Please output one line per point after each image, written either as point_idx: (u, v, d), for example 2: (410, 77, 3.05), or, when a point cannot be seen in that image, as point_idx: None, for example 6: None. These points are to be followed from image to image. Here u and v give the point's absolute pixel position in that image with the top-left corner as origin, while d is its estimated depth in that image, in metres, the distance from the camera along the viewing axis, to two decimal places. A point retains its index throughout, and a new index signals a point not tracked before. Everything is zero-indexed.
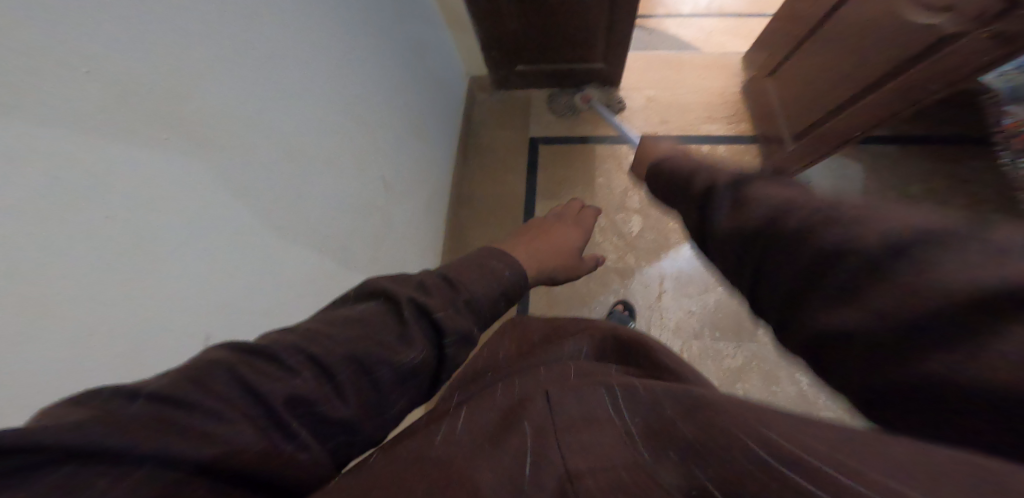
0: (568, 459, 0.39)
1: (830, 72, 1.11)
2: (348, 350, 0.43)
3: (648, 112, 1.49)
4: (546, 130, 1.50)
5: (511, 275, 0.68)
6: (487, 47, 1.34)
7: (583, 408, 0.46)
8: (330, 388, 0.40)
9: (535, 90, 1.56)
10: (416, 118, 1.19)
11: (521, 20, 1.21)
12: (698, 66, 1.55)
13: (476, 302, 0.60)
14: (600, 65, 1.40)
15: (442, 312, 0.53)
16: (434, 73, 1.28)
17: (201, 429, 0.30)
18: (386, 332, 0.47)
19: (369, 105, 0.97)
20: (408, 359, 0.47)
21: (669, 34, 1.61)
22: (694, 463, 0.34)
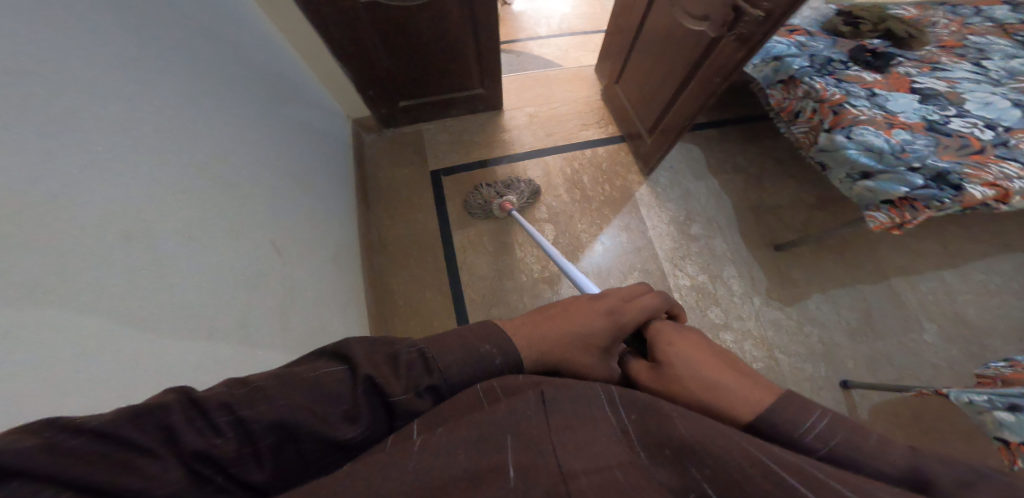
0: (564, 465, 0.37)
1: (654, 78, 1.32)
2: (280, 417, 0.41)
3: (533, 126, 1.61)
4: (443, 161, 1.53)
5: (500, 362, 0.53)
6: (364, 86, 1.34)
7: (578, 406, 0.46)
8: (247, 451, 0.39)
9: (426, 123, 1.61)
10: (301, 166, 1.12)
11: (393, 59, 1.25)
12: (564, 80, 1.72)
13: (448, 385, 0.50)
14: (479, 90, 1.49)
15: (400, 395, 0.47)
16: (311, 117, 1.23)
17: (107, 468, 0.32)
18: (337, 396, 0.45)
19: (243, 152, 0.88)
20: (345, 432, 0.44)
21: (534, 54, 1.81)
22: (687, 464, 0.39)
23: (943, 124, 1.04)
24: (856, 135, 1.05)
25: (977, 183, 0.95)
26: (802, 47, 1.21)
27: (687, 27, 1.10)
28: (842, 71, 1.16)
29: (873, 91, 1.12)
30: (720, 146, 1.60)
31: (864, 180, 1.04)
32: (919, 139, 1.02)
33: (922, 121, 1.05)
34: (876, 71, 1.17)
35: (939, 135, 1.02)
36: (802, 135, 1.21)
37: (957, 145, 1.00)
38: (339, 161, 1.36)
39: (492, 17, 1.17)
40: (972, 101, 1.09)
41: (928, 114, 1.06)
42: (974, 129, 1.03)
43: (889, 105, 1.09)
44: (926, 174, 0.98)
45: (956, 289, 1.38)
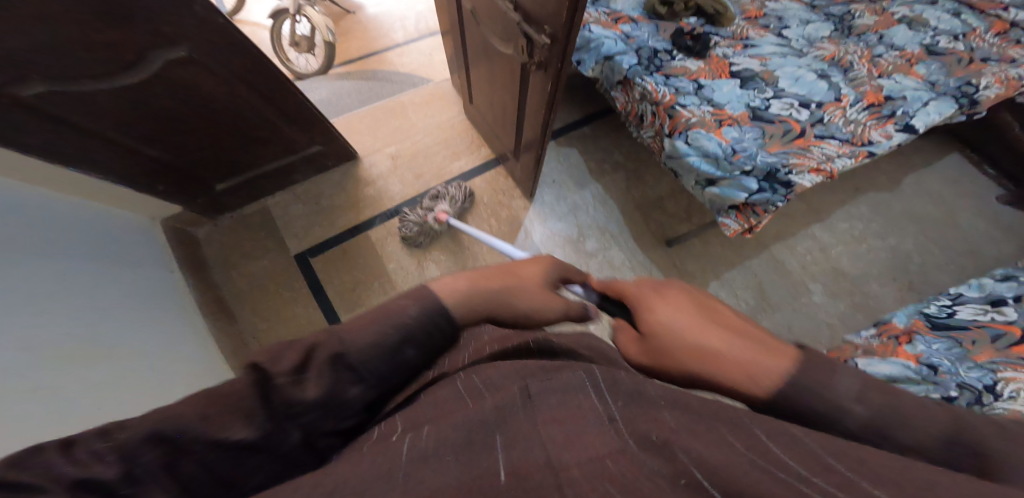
0: (553, 456, 0.26)
1: (495, 107, 0.96)
2: (163, 425, 0.28)
3: (399, 169, 1.22)
4: (307, 238, 1.12)
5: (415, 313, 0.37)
6: (126, 190, 0.86)
7: (562, 397, 0.32)
8: (137, 472, 0.27)
9: (271, 195, 1.14)
10: (114, 339, 0.67)
11: (137, 143, 0.76)
12: (420, 105, 1.33)
13: (358, 361, 0.34)
14: (316, 148, 1.06)
15: (295, 377, 0.32)
16: (99, 253, 0.76)
17: None
18: (232, 407, 0.29)
19: (41, 371, 0.53)
20: (235, 435, 0.29)
21: (390, 71, 1.42)
22: (676, 452, 0.25)
23: (766, 110, 0.78)
24: (691, 140, 0.75)
25: (803, 173, 0.72)
26: (626, 40, 0.87)
27: (496, 50, 0.72)
28: (670, 64, 0.84)
29: (699, 82, 0.81)
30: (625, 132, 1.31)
31: (709, 188, 0.76)
32: (767, 116, 0.77)
33: (749, 110, 0.78)
34: (701, 57, 0.85)
35: (764, 124, 0.76)
36: (651, 142, 0.87)
37: (781, 131, 0.75)
38: (165, 302, 0.85)
39: (277, 75, 0.79)
40: (786, 78, 0.82)
41: (750, 99, 0.79)
42: (793, 111, 0.78)
43: (715, 95, 0.80)
44: (757, 175, 0.72)
45: (883, 241, 1.26)
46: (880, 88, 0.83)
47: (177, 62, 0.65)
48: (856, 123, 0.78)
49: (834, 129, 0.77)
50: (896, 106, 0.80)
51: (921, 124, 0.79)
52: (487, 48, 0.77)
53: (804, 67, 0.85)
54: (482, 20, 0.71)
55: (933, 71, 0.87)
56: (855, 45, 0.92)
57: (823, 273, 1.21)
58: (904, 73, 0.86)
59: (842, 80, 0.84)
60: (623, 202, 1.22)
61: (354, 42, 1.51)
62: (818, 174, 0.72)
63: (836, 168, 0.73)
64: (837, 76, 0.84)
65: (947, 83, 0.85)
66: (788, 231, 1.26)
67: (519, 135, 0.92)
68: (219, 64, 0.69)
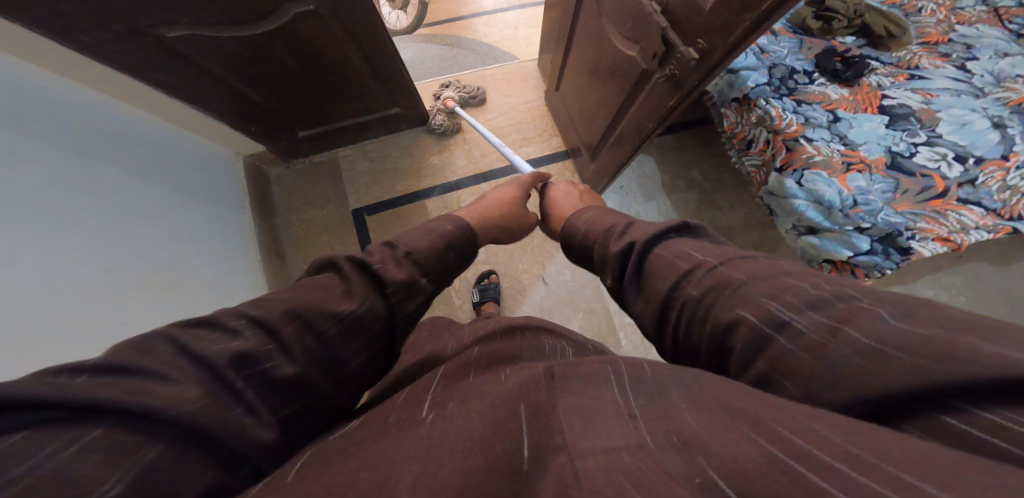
0: (569, 442, 0.26)
1: (587, 102, 0.91)
2: (288, 302, 0.33)
3: (467, 143, 1.20)
4: (369, 197, 1.13)
5: (452, 229, 0.52)
6: (221, 125, 0.89)
7: (585, 387, 0.32)
8: (273, 346, 0.30)
9: (343, 148, 1.15)
10: (182, 271, 0.70)
11: (243, 87, 0.77)
12: (499, 81, 1.28)
13: (421, 254, 0.46)
14: (396, 110, 1.04)
15: (381, 264, 0.41)
16: (186, 184, 0.79)
17: (133, 385, 0.23)
18: (331, 287, 0.36)
19: (108, 298, 0.56)
20: (344, 308, 0.35)
21: (474, 40, 1.36)
22: (698, 453, 0.23)
23: (909, 157, 0.69)
24: (805, 181, 0.69)
25: (927, 240, 0.64)
26: (760, 53, 0.80)
27: (614, 48, 0.68)
28: (805, 88, 0.77)
29: (837, 114, 0.73)
30: (708, 149, 1.23)
31: (809, 236, 0.72)
32: (908, 167, 0.68)
33: (887, 155, 0.70)
34: (848, 85, 0.77)
35: (901, 176, 0.67)
36: (753, 171, 0.81)
37: (920, 188, 0.67)
38: (231, 239, 0.88)
39: (384, 37, 0.77)
40: (948, 122, 0.71)
41: (893, 142, 0.70)
42: (943, 163, 0.69)
43: (851, 131, 0.72)
44: (873, 234, 0.66)
45: None
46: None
47: (304, 16, 0.64)
48: (1016, 193, 0.66)
49: (983, 193, 0.67)
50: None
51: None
52: (601, 40, 0.72)
53: (979, 111, 0.72)
54: (606, 12, 0.66)
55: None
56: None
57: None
58: None
59: (1021, 133, 0.70)
60: (689, 221, 1.16)
61: (443, 1, 1.46)
62: (946, 244, 0.64)
63: (970, 240, 0.64)
64: (1016, 127, 0.70)
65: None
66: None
67: (606, 137, 0.87)
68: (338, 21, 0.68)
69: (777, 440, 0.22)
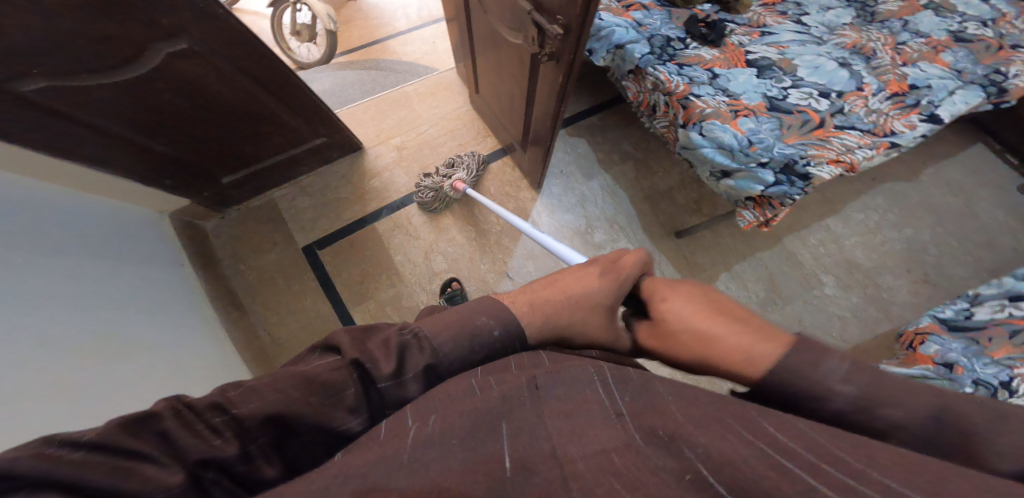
0: (560, 449, 0.29)
1: (502, 97, 0.94)
2: (283, 404, 0.33)
3: (405, 160, 1.21)
4: (315, 230, 1.12)
5: (500, 336, 0.42)
6: (137, 185, 0.87)
7: (574, 393, 0.35)
8: (255, 446, 0.32)
9: (276, 189, 1.14)
10: (127, 333, 0.68)
11: (142, 137, 0.76)
12: (424, 95, 1.31)
13: (444, 368, 0.41)
14: (320, 140, 1.05)
15: (393, 384, 0.37)
16: (112, 250, 0.77)
17: (126, 473, 0.26)
18: (340, 398, 0.35)
19: (57, 370, 0.54)
20: (345, 424, 0.35)
21: (393, 62, 1.38)
22: (682, 446, 0.28)
23: (784, 99, 0.75)
24: (706, 131, 0.73)
25: (822, 164, 0.69)
26: (637, 28, 0.84)
27: (505, 39, 0.70)
28: (683, 52, 0.82)
29: (714, 71, 0.79)
30: (635, 121, 1.28)
31: (725, 180, 0.75)
32: (785, 107, 0.74)
33: (765, 100, 0.75)
34: (717, 45, 0.83)
35: (782, 115, 0.73)
36: (664, 131, 0.85)
37: (799, 122, 0.73)
38: (178, 297, 0.86)
39: (282, 69, 0.79)
40: (804, 66, 0.79)
41: (766, 89, 0.77)
42: (812, 100, 0.75)
43: (730, 84, 0.77)
44: (774, 167, 0.70)
45: (899, 232, 1.23)
46: (903, 76, 0.79)
47: (179, 56, 0.64)
48: (878, 114, 0.75)
49: (854, 119, 0.74)
50: (921, 95, 0.76)
51: (947, 114, 0.75)
52: (495, 37, 0.75)
53: (825, 55, 0.81)
54: (490, 9, 0.69)
55: (959, 60, 0.82)
56: (878, 33, 0.87)
57: (837, 266, 1.19)
58: (930, 61, 0.81)
59: (864, 68, 0.80)
60: (633, 193, 1.20)
61: (356, 30, 1.48)
62: (838, 165, 0.69)
63: (857, 160, 0.70)
64: (858, 64, 0.81)
65: (975, 71, 0.80)
66: (801, 222, 1.23)
67: (528, 126, 0.90)
68: (222, 57, 0.68)
69: (767, 442, 0.27)
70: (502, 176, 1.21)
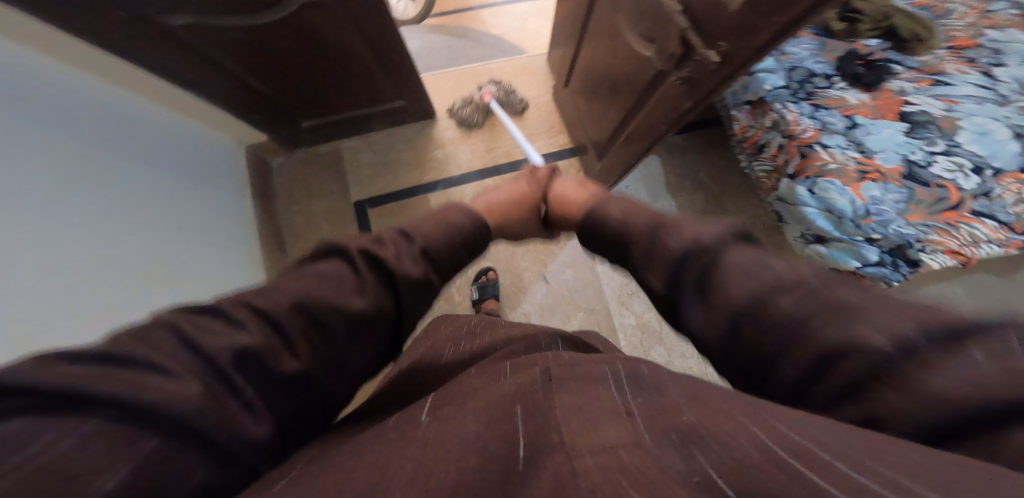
0: (569, 438, 0.23)
1: (598, 99, 0.89)
2: (295, 293, 0.33)
3: (472, 138, 1.18)
4: (374, 189, 1.12)
5: (470, 223, 0.51)
6: (223, 112, 0.88)
7: (585, 388, 0.29)
8: (275, 341, 0.30)
9: (345, 138, 1.13)
10: (184, 263, 0.70)
11: (243, 73, 0.76)
12: (507, 74, 1.26)
13: (435, 250, 0.46)
14: (400, 103, 1.03)
15: (391, 257, 0.41)
16: (187, 173, 0.78)
17: (129, 379, 0.22)
18: (342, 279, 0.36)
19: (105, 291, 0.55)
20: (354, 303, 0.35)
21: (482, 31, 1.33)
22: (695, 450, 0.22)
23: (927, 168, 0.66)
24: (818, 190, 0.69)
25: (938, 254, 0.65)
26: (777, 56, 0.78)
27: (631, 48, 0.65)
28: (825, 92, 0.74)
29: (855, 120, 0.70)
30: (716, 150, 1.22)
31: (817, 245, 0.72)
32: (925, 178, 0.65)
33: (903, 164, 0.66)
34: (869, 89, 0.73)
35: (918, 186, 0.65)
36: (764, 176, 0.81)
37: (932, 200, 0.65)
38: (234, 230, 0.88)
39: (391, 30, 0.76)
40: (970, 131, 0.67)
41: (910, 150, 0.67)
42: (960, 175, 0.65)
43: (869, 138, 0.68)
44: (883, 247, 0.66)
45: None
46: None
47: (308, 5, 0.63)
48: None
49: (998, 207, 0.65)
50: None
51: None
52: (616, 41, 0.71)
53: (1002, 121, 0.68)
54: (624, 12, 0.64)
55: None
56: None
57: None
58: None
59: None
60: None
61: None
62: (955, 257, 0.65)
63: (977, 255, 0.66)
64: None
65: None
66: None
67: (617, 138, 0.86)
68: (346, 12, 0.67)
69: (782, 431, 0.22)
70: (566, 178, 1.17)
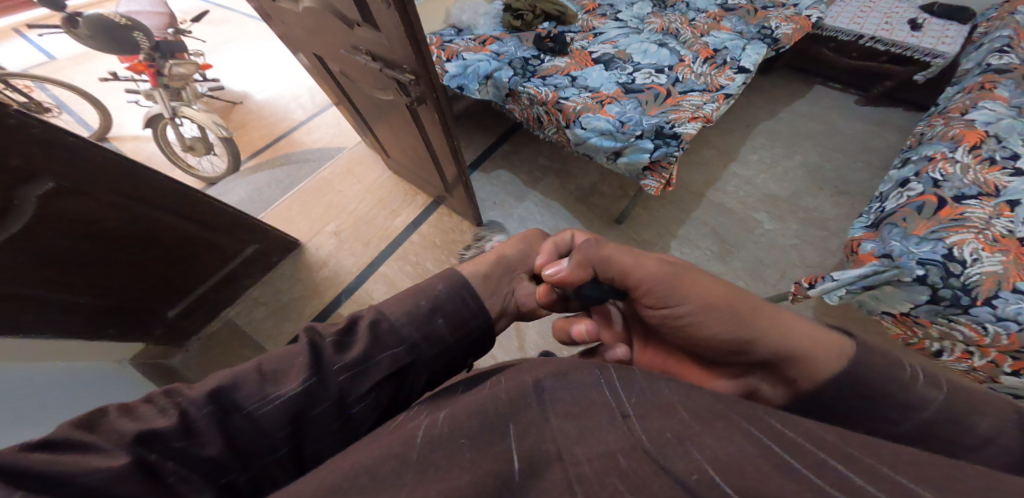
0: (565, 450, 0.24)
1: (407, 150, 1.02)
2: (232, 378, 0.32)
3: (346, 243, 1.26)
4: (282, 336, 1.11)
5: (444, 288, 0.43)
6: (90, 341, 0.86)
7: (574, 391, 0.30)
8: (211, 421, 0.30)
9: (230, 308, 1.15)
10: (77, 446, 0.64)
11: (57, 292, 0.77)
12: (343, 175, 1.40)
13: (401, 333, 0.38)
14: (253, 247, 1.11)
15: (355, 352, 0.35)
16: (66, 384, 0.74)
17: (64, 464, 0.25)
18: (295, 379, 0.33)
19: None
20: (284, 388, 0.32)
21: (303, 151, 1.50)
22: (692, 447, 0.23)
23: (633, 82, 0.88)
24: (585, 125, 0.83)
25: (684, 123, 0.80)
26: (498, 57, 0.97)
27: (379, 99, 0.80)
28: (541, 66, 0.95)
29: (572, 75, 0.92)
30: (536, 140, 1.42)
31: (620, 159, 0.83)
32: (637, 86, 0.87)
33: (619, 87, 0.88)
34: (565, 53, 0.97)
35: (638, 94, 0.86)
36: (557, 137, 0.93)
37: (652, 96, 0.85)
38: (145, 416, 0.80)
39: (172, 183, 0.86)
40: (637, 53, 0.95)
41: (618, 78, 0.89)
42: (654, 77, 0.89)
43: (589, 82, 0.90)
44: (649, 136, 0.80)
45: (794, 159, 1.34)
46: (706, 44, 0.96)
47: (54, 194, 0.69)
48: (704, 75, 0.89)
49: (691, 83, 0.88)
50: (723, 56, 0.93)
51: (748, 64, 0.91)
52: (373, 102, 0.85)
53: (647, 41, 0.98)
54: (357, 79, 0.79)
55: (736, 24, 1.04)
56: (674, 15, 1.08)
57: (761, 202, 1.26)
58: (717, 29, 1.01)
59: (677, 45, 0.97)
60: (561, 201, 1.29)
61: (256, 131, 1.59)
62: (697, 120, 0.81)
63: (708, 111, 0.82)
64: (672, 43, 0.98)
65: (750, 29, 1.01)
66: (713, 176, 1.33)
67: (440, 168, 0.98)
68: (99, 186, 0.75)
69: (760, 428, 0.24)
70: (441, 227, 1.27)
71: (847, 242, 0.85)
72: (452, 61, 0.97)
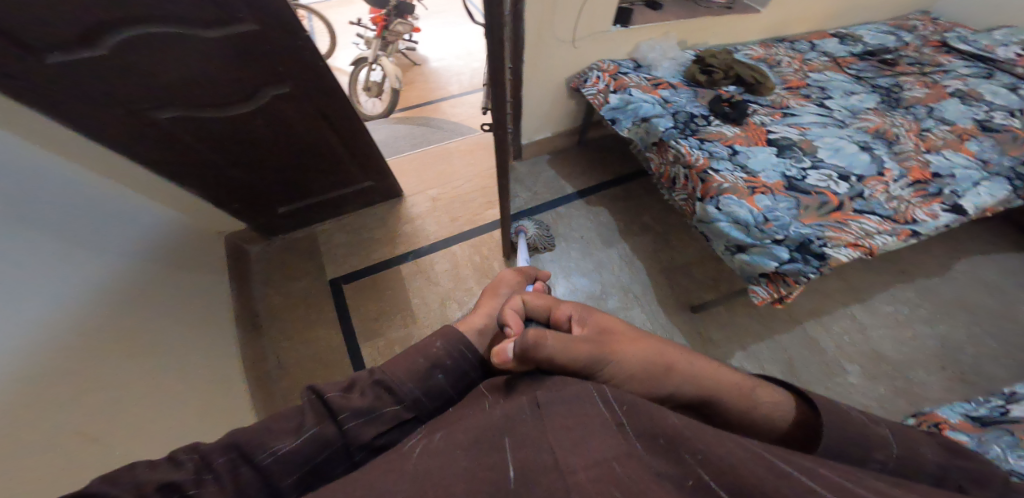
0: (560, 457, 0.27)
1: None
2: (233, 436, 0.37)
3: (437, 212, 1.30)
4: (345, 266, 1.17)
5: (441, 346, 0.47)
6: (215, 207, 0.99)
7: (570, 404, 0.33)
8: (208, 479, 0.35)
9: (320, 223, 1.24)
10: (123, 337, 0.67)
11: (215, 161, 0.86)
12: (464, 152, 1.45)
13: (397, 387, 0.43)
14: (368, 184, 1.18)
15: (355, 410, 0.40)
16: (150, 243, 0.82)
17: None
18: (291, 441, 0.37)
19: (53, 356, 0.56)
20: (282, 446, 0.37)
21: (443, 119, 1.59)
22: (683, 451, 0.27)
23: (802, 180, 0.82)
24: (722, 206, 0.78)
25: (840, 247, 0.73)
26: (665, 104, 0.96)
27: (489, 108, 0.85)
28: (705, 128, 0.92)
29: (734, 148, 0.88)
30: (653, 194, 1.38)
31: (739, 255, 0.77)
32: (804, 187, 0.81)
33: (783, 180, 0.82)
34: (738, 123, 0.93)
35: (802, 195, 0.79)
36: (682, 204, 0.90)
37: (817, 203, 0.78)
38: (220, 335, 0.89)
39: (349, 110, 0.93)
40: (825, 148, 0.89)
41: (786, 169, 0.84)
42: (831, 182, 0.82)
43: (750, 162, 0.85)
44: (789, 245, 0.74)
45: (932, 328, 1.16)
46: (924, 163, 0.88)
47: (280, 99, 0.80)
48: (898, 200, 0.81)
49: (874, 204, 0.80)
50: (943, 184, 0.84)
51: (969, 204, 0.82)
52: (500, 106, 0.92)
53: (844, 139, 0.92)
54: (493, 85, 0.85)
55: (984, 149, 0.92)
56: (901, 118, 1.00)
57: (861, 356, 1.11)
58: (953, 149, 0.92)
59: (886, 153, 0.90)
60: (648, 263, 1.24)
61: (415, 91, 1.73)
62: (857, 249, 0.74)
63: (876, 244, 0.75)
64: (879, 149, 0.91)
65: (1001, 161, 0.90)
66: (823, 308, 1.20)
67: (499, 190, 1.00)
68: (309, 101, 0.84)
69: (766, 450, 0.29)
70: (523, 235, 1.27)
71: (932, 420, 0.68)
72: (617, 93, 1.01)
